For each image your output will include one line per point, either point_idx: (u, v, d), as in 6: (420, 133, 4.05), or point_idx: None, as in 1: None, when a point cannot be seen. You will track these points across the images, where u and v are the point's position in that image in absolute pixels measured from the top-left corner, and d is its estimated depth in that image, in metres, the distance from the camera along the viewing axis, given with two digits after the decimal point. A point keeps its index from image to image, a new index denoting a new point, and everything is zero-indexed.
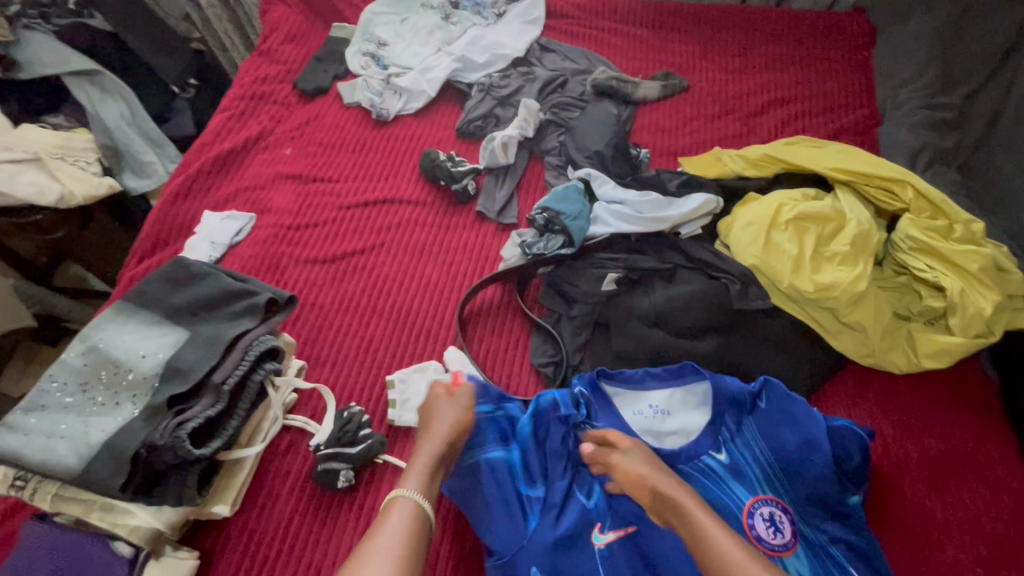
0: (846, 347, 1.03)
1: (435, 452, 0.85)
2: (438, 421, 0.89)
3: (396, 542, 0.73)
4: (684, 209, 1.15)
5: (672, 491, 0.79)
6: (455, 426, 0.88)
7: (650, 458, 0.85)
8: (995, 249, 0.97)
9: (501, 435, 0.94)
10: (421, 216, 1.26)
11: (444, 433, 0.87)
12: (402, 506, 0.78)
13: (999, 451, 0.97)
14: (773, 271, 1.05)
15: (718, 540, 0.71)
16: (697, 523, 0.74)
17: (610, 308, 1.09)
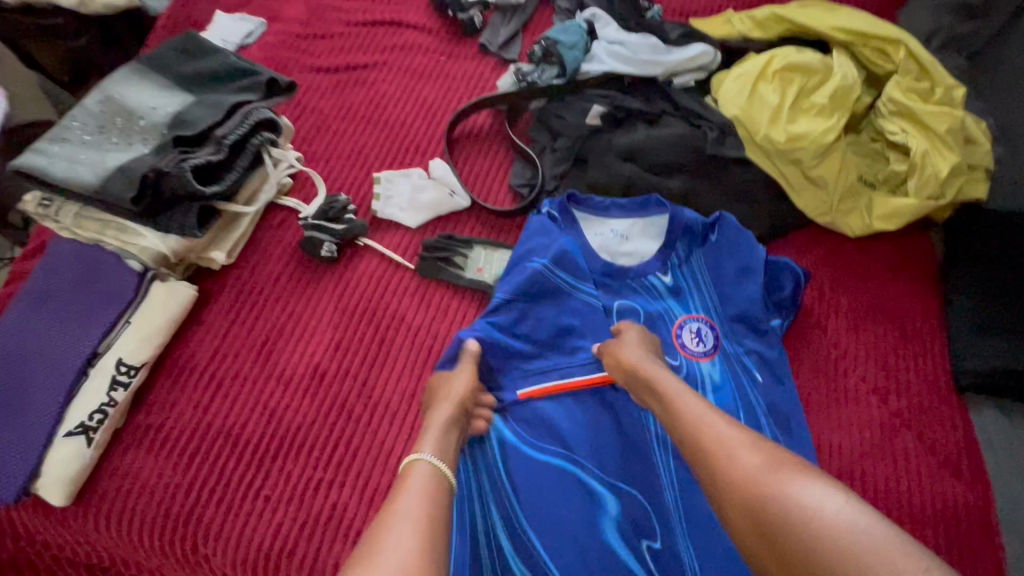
0: (808, 202, 1.08)
1: (441, 422, 0.79)
2: (449, 390, 0.85)
3: (418, 505, 0.65)
4: (681, 57, 1.16)
5: (665, 378, 0.81)
6: (465, 394, 0.85)
7: (644, 349, 0.88)
8: (967, 117, 1.00)
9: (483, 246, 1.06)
10: (424, 43, 1.29)
11: (455, 394, 0.84)
12: (421, 472, 0.70)
13: (925, 308, 1.04)
14: (752, 121, 1.08)
15: (697, 412, 0.74)
16: (676, 397, 0.78)
17: (591, 142, 1.14)
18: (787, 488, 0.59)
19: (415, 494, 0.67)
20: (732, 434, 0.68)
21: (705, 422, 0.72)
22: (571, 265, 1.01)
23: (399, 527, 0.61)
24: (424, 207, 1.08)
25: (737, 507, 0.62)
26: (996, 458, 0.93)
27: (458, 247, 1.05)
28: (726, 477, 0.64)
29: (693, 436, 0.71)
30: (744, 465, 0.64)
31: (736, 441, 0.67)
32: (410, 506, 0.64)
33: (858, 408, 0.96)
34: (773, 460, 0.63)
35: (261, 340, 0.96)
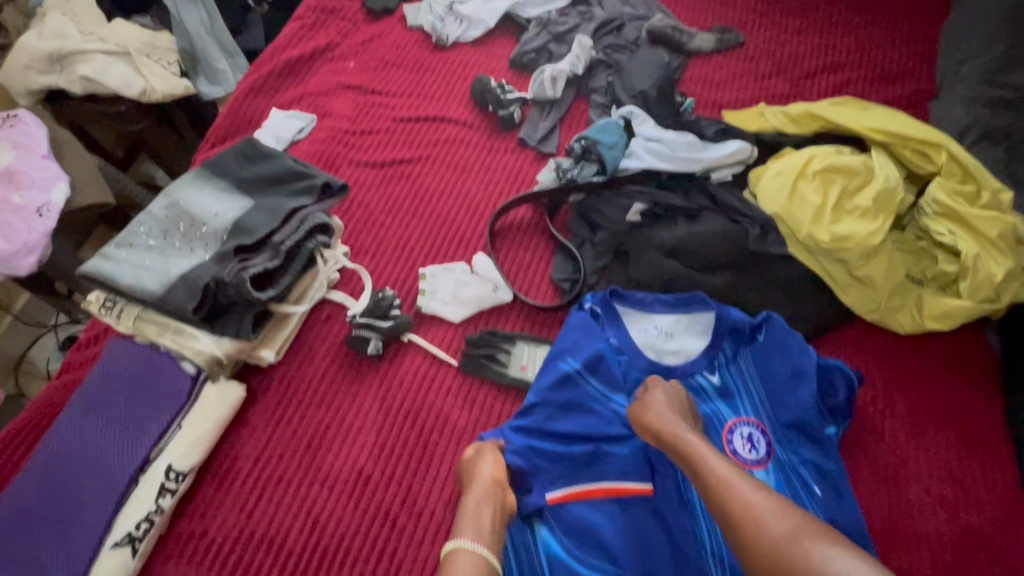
0: (856, 300, 1.06)
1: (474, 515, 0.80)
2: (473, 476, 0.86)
3: None
4: (718, 154, 1.19)
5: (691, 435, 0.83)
6: (492, 480, 0.84)
7: (673, 405, 0.89)
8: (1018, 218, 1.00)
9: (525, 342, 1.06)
10: (467, 138, 1.35)
11: (482, 480, 0.85)
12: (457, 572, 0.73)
13: (987, 413, 1.00)
14: (794, 219, 1.09)
15: (723, 472, 0.75)
16: (703, 454, 0.79)
17: (631, 236, 1.15)
18: (817, 558, 0.62)
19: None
20: (760, 498, 0.70)
21: (732, 484, 0.73)
22: (606, 373, 0.99)
23: None
24: (467, 302, 1.09)
25: (766, 572, 0.64)
26: None
27: (500, 343, 1.05)
28: (754, 541, 0.66)
29: (720, 498, 0.73)
30: (771, 530, 0.66)
31: (766, 508, 0.68)
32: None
33: (926, 526, 0.91)
34: (802, 528, 0.65)
35: (307, 442, 0.96)
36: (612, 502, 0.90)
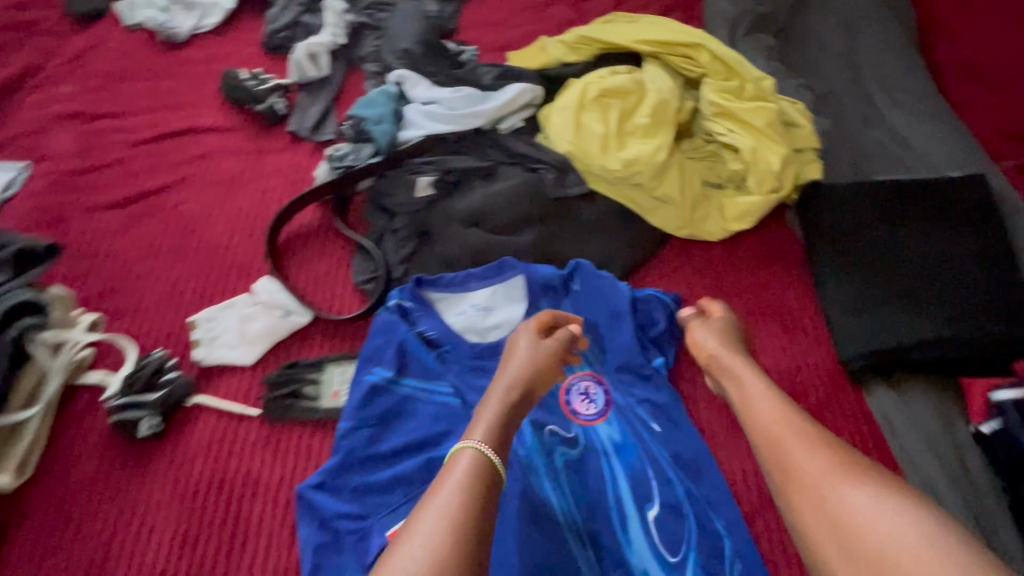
0: (663, 221, 1.04)
1: (499, 403, 0.71)
2: (517, 362, 0.78)
3: (455, 498, 0.57)
4: (500, 103, 1.10)
5: (746, 372, 0.77)
6: (529, 363, 0.78)
7: (715, 334, 0.86)
8: (781, 104, 1.01)
9: (334, 364, 0.94)
10: (226, 145, 1.15)
11: (523, 372, 0.77)
12: (464, 452, 0.63)
13: (797, 298, 1.04)
14: (585, 154, 1.03)
15: (761, 407, 0.71)
16: (747, 390, 0.75)
17: (430, 215, 1.05)
18: (855, 497, 0.57)
19: (455, 479, 0.59)
20: (793, 432, 0.65)
21: (771, 415, 0.69)
22: (417, 367, 0.93)
23: (427, 518, 0.55)
24: (253, 339, 0.94)
25: (802, 515, 0.60)
26: (901, 437, 0.90)
27: (305, 375, 0.93)
28: (787, 480, 0.63)
29: (761, 428, 0.68)
30: (805, 470, 0.62)
31: (798, 446, 0.64)
32: (445, 491, 0.57)
33: None
34: (839, 465, 0.60)
35: (86, 565, 0.79)
36: None
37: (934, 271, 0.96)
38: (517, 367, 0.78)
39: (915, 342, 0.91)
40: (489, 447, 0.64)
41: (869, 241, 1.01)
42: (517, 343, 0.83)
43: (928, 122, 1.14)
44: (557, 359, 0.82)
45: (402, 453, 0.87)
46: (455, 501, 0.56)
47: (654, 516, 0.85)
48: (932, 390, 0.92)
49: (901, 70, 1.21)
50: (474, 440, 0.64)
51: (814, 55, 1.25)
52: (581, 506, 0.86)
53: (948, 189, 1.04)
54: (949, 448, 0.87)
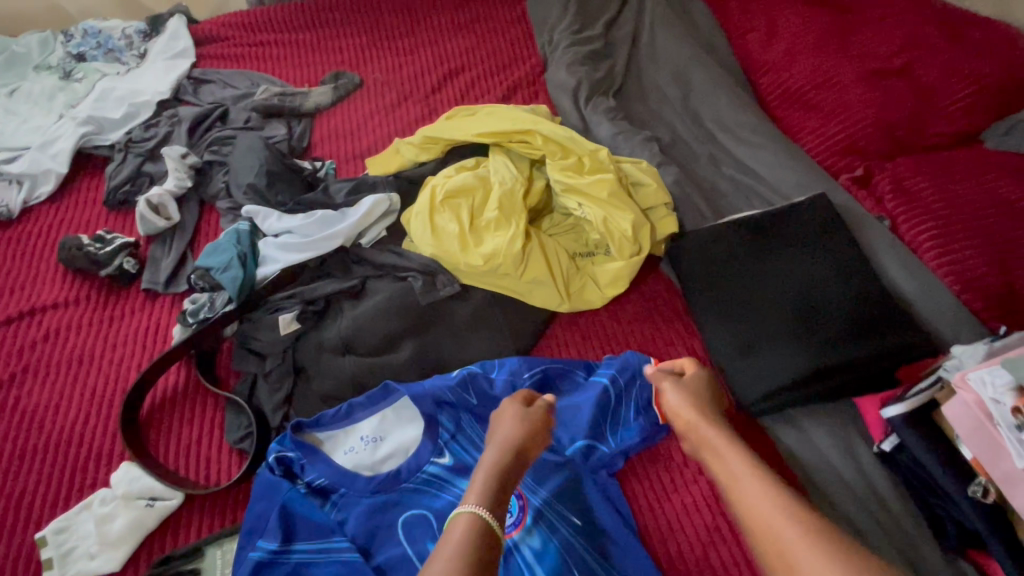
0: (541, 303, 1.03)
1: (491, 470, 0.72)
2: (511, 426, 0.79)
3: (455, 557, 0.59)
4: (356, 218, 1.07)
5: (733, 460, 0.68)
6: (518, 433, 0.77)
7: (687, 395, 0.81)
8: (617, 169, 1.05)
9: (213, 544, 0.84)
10: (72, 319, 1.07)
11: (512, 439, 0.76)
12: (461, 520, 0.64)
13: (686, 349, 1.05)
14: (448, 255, 1.01)
15: (757, 507, 0.61)
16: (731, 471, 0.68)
17: (301, 351, 1.00)
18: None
19: (456, 546, 0.61)
20: (799, 536, 0.56)
21: (769, 516, 0.60)
22: (308, 526, 0.84)
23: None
24: (117, 540, 0.84)
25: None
26: (809, 473, 0.89)
27: (181, 567, 0.82)
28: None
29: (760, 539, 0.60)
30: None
31: (799, 547, 0.56)
32: (443, 563, 0.59)
33: (681, 496, 0.90)
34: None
35: None
36: None
37: (803, 294, 0.99)
38: (507, 433, 0.78)
39: (803, 375, 0.91)
40: (482, 521, 0.64)
41: (738, 280, 1.03)
42: (504, 412, 0.82)
43: (768, 150, 1.21)
44: (548, 424, 0.82)
45: None
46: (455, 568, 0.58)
47: None
48: (826, 417, 0.93)
49: (733, 106, 1.28)
50: (468, 508, 0.65)
51: (652, 111, 1.34)
52: None
53: (796, 213, 1.09)
54: (854, 473, 0.88)
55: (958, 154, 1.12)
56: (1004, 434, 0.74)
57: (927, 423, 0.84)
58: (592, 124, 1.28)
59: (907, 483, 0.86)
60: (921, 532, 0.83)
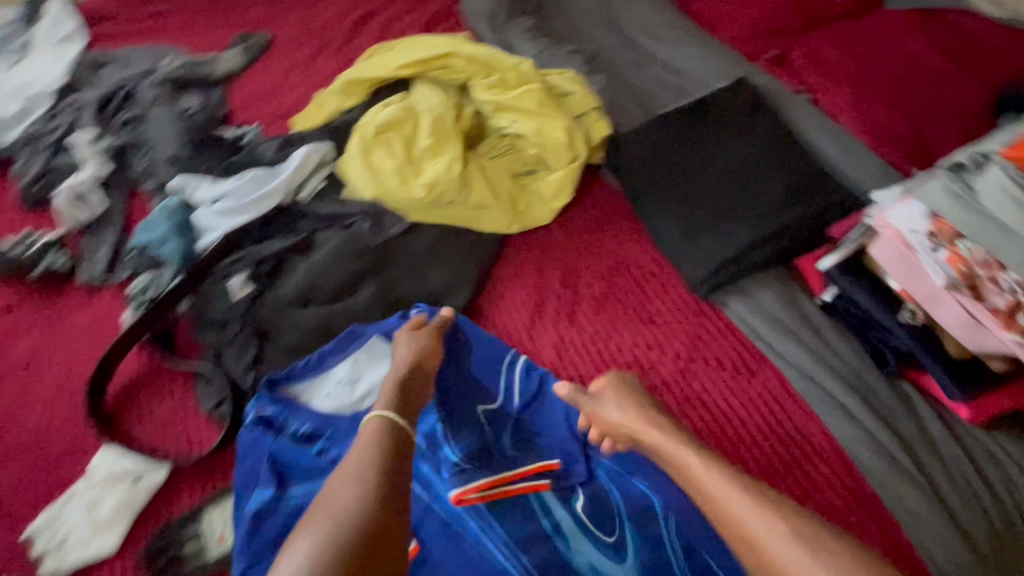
0: (492, 226, 1.05)
1: (375, 440, 0.72)
2: (396, 375, 0.84)
3: (363, 458, 0.69)
4: (290, 173, 1.05)
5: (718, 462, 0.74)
6: (412, 353, 0.87)
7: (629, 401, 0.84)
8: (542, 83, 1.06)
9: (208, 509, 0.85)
10: (12, 324, 1.02)
11: (405, 359, 0.86)
12: (370, 423, 0.75)
13: (637, 245, 1.07)
14: (389, 192, 1.00)
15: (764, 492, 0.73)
16: (687, 456, 0.76)
17: (259, 314, 0.98)
18: None
19: (365, 452, 0.70)
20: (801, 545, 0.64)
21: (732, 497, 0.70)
22: (300, 470, 0.85)
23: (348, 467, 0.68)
24: (110, 520, 0.84)
25: None
26: (764, 335, 0.94)
27: (181, 533, 0.83)
28: None
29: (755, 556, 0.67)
30: None
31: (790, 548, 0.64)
32: (355, 461, 0.69)
33: (650, 379, 0.94)
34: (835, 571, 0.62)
35: None
36: None
37: (734, 174, 1.03)
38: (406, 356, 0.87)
39: (744, 246, 0.96)
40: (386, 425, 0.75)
41: (673, 170, 1.06)
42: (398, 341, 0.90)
43: (687, 47, 1.23)
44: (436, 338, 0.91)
45: None
46: (365, 472, 0.67)
47: (583, 511, 0.83)
48: (773, 282, 0.98)
49: (648, 12, 1.30)
50: (377, 415, 0.76)
51: (572, 26, 1.34)
52: (514, 532, 0.81)
53: (719, 99, 1.12)
54: (802, 326, 0.94)
55: (860, 23, 1.17)
56: (924, 258, 0.81)
57: (860, 267, 0.91)
58: (515, 46, 1.26)
59: (851, 326, 0.92)
60: (866, 364, 0.90)
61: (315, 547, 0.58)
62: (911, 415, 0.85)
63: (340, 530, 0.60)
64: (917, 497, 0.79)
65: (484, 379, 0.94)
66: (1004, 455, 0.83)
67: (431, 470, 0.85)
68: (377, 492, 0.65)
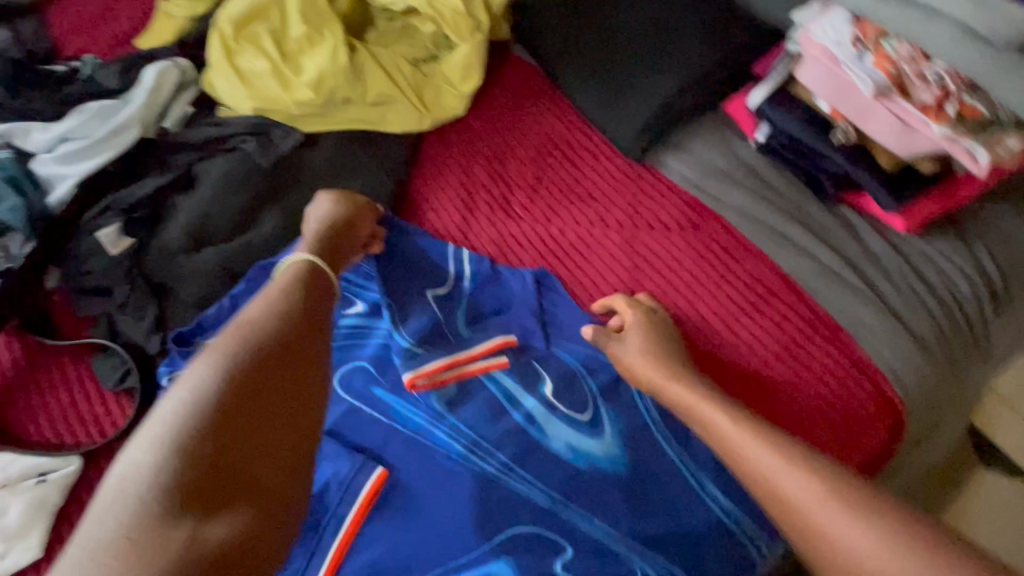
0: (399, 124, 0.92)
1: (291, 283, 0.67)
2: (316, 233, 0.78)
3: (276, 303, 0.63)
4: (145, 97, 0.87)
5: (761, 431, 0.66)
6: (338, 216, 0.80)
7: (652, 348, 0.78)
8: None
9: None
10: None
11: (328, 219, 0.80)
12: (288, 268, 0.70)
13: (562, 119, 0.99)
14: (271, 99, 0.86)
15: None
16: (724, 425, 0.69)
17: (148, 267, 0.83)
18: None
19: (278, 293, 0.65)
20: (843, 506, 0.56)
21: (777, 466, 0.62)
22: None
23: (258, 307, 0.62)
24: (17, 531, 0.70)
25: None
26: (703, 187, 0.91)
27: None
28: None
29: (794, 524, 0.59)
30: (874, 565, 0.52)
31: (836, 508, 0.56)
32: (267, 301, 0.64)
33: (597, 252, 0.90)
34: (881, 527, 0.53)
35: None
36: (376, 518, 0.74)
37: (651, 21, 0.94)
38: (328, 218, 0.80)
39: (670, 97, 0.91)
40: (304, 272, 0.69)
41: (586, 29, 0.97)
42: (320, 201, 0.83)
43: None
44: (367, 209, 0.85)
45: None
46: (272, 318, 0.61)
47: (553, 395, 0.81)
48: (704, 133, 0.94)
49: None
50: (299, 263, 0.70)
51: None
52: (482, 431, 0.79)
53: None
54: (740, 171, 0.91)
55: None
56: (849, 70, 0.78)
57: (790, 98, 0.87)
58: None
59: (786, 162, 0.90)
60: (804, 195, 0.89)
61: (212, 370, 0.54)
62: (851, 234, 0.86)
63: (239, 356, 0.56)
64: (864, 308, 0.82)
65: (432, 258, 0.89)
66: (937, 253, 0.85)
67: (386, 392, 0.80)
68: (283, 324, 0.61)
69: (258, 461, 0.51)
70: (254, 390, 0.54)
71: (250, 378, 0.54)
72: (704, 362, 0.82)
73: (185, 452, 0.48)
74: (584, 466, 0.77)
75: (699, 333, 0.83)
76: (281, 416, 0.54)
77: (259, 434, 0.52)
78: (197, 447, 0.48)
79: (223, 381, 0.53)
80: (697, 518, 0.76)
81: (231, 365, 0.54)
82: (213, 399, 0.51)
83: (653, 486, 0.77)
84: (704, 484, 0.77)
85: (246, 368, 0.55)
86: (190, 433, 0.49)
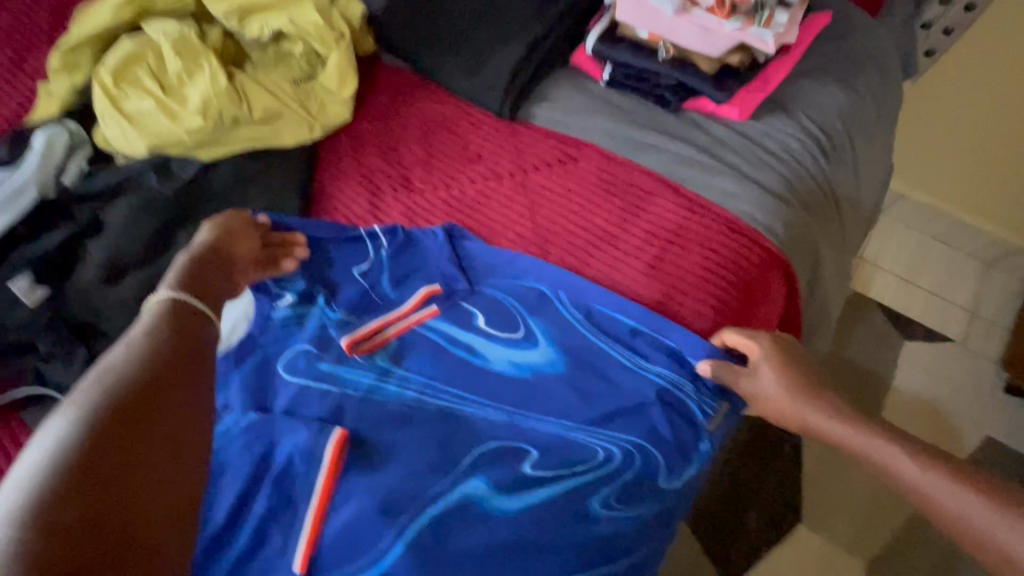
0: (289, 135, 1.00)
1: (160, 318, 0.61)
2: (184, 262, 0.72)
3: (142, 342, 0.57)
4: (39, 161, 0.91)
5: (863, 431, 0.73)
6: (210, 246, 0.77)
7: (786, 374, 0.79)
8: None
9: None
10: None
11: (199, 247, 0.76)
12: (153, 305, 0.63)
13: (437, 101, 1.11)
14: (161, 134, 0.92)
15: (876, 448, 0.71)
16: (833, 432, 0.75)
17: (70, 311, 0.84)
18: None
19: (143, 331, 0.59)
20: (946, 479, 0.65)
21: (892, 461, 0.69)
22: None
23: (123, 345, 0.57)
24: None
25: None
26: (571, 125, 1.04)
27: None
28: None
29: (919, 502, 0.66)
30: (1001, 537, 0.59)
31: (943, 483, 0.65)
32: (131, 339, 0.57)
33: (495, 198, 0.99)
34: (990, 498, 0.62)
35: None
36: (346, 474, 0.74)
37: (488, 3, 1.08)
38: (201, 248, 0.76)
39: (522, 60, 1.05)
40: (173, 306, 0.63)
41: (437, 21, 1.11)
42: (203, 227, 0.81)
43: None
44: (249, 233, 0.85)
45: (250, 490, 0.73)
46: (134, 358, 0.55)
47: (486, 324, 0.88)
48: (561, 84, 1.08)
49: None
50: (165, 297, 0.64)
51: None
52: (431, 372, 0.84)
53: None
54: (597, 105, 1.05)
55: None
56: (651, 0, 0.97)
57: (617, 37, 1.03)
58: None
59: (631, 89, 1.05)
60: (654, 111, 1.03)
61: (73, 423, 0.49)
62: (700, 130, 1.01)
63: (102, 405, 0.50)
64: (725, 182, 0.95)
65: (346, 240, 0.95)
66: (769, 129, 1.00)
67: (330, 362, 0.83)
68: (150, 365, 0.55)
69: (135, 511, 0.47)
70: (126, 438, 0.49)
71: (116, 428, 0.49)
72: (611, 263, 0.92)
73: (47, 513, 0.43)
74: (530, 374, 0.84)
75: (600, 240, 0.94)
76: (163, 460, 0.50)
77: (139, 482, 0.48)
78: (57, 520, 0.43)
79: (85, 439, 0.47)
80: (641, 392, 0.82)
81: (89, 422, 0.49)
82: (74, 456, 0.46)
83: (595, 374, 0.84)
84: (639, 361, 0.85)
85: (109, 420, 0.50)
86: (47, 500, 0.44)
